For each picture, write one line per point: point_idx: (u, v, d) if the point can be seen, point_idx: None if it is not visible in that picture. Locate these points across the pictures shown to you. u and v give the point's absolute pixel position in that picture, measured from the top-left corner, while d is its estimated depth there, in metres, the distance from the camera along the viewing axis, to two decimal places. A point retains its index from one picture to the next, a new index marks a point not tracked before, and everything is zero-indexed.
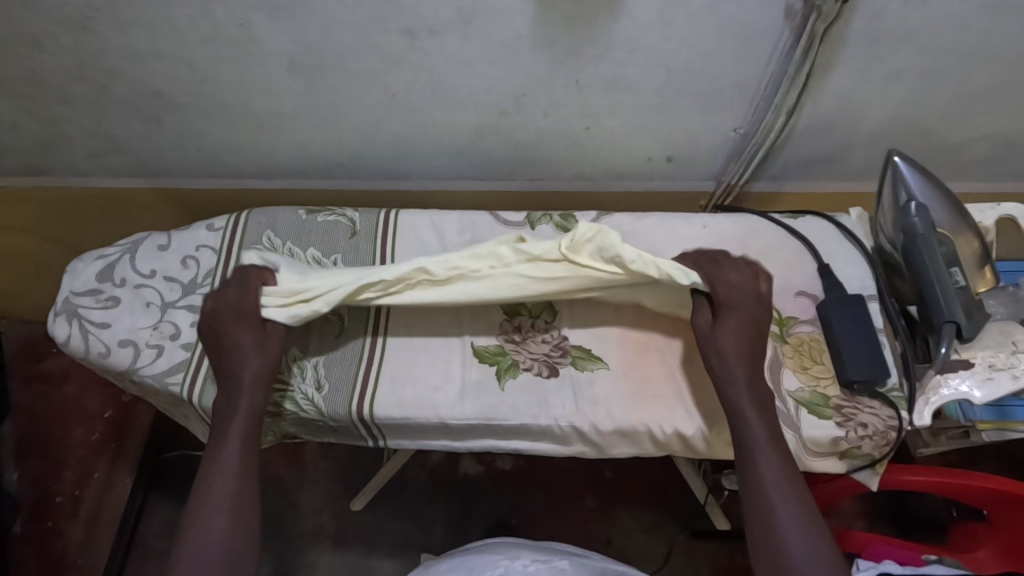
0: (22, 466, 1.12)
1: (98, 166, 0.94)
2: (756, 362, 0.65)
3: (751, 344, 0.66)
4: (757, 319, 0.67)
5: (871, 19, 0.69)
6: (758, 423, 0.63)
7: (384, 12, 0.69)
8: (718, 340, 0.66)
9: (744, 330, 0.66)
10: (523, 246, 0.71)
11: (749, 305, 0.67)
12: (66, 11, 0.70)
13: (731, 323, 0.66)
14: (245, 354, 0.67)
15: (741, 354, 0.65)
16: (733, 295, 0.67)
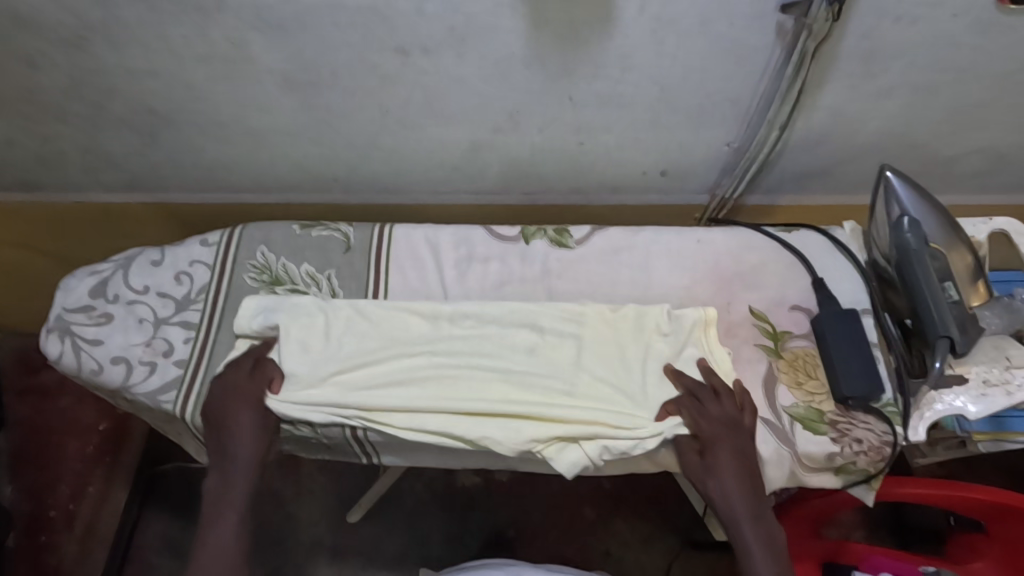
0: (16, 480, 1.12)
1: (92, 180, 0.94)
2: (747, 483, 0.67)
3: (744, 474, 0.67)
4: (747, 449, 0.68)
5: (862, 37, 0.70)
6: (757, 549, 0.65)
7: (377, 31, 0.69)
8: (711, 471, 0.67)
9: (734, 457, 0.67)
10: (516, 361, 0.74)
11: (741, 443, 0.68)
12: (60, 31, 0.70)
13: (723, 457, 0.67)
14: (243, 469, 0.69)
15: (735, 482, 0.66)
16: (719, 429, 0.68)
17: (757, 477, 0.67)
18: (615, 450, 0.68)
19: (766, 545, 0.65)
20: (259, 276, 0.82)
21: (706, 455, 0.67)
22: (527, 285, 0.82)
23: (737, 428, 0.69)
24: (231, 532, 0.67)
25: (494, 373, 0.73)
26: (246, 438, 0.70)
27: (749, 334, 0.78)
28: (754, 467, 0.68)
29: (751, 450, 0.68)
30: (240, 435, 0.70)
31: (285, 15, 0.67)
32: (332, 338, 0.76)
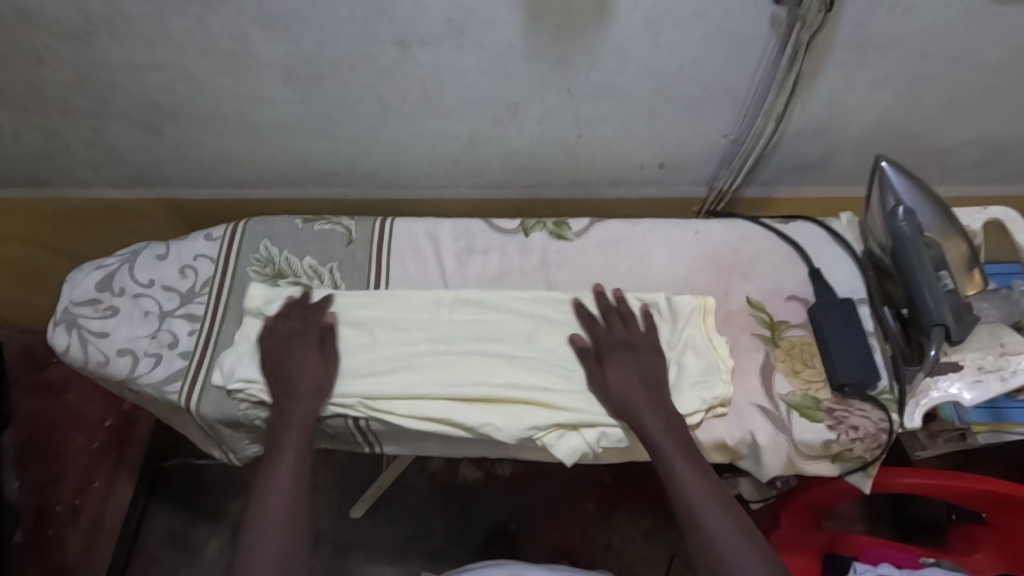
0: (23, 475, 1.13)
1: (98, 176, 0.95)
2: (657, 394, 0.70)
3: (647, 387, 0.70)
4: (648, 364, 0.72)
5: (856, 26, 0.70)
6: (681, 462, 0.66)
7: (376, 24, 0.70)
8: (609, 381, 0.71)
9: (633, 373, 0.71)
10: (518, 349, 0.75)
11: (638, 355, 0.73)
12: (66, 26, 0.71)
13: (617, 369, 0.71)
14: (307, 399, 0.70)
15: (639, 394, 0.69)
16: (617, 348, 0.73)
17: (659, 389, 0.70)
18: (613, 437, 0.70)
19: (694, 465, 0.66)
20: (263, 268, 0.84)
21: (605, 370, 0.72)
22: (526, 278, 0.83)
23: (633, 347, 0.74)
24: (290, 467, 0.68)
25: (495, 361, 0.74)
26: (308, 373, 0.72)
27: (747, 322, 0.79)
28: (659, 381, 0.71)
29: (654, 369, 0.72)
30: (308, 372, 0.72)
31: (286, 9, 0.68)
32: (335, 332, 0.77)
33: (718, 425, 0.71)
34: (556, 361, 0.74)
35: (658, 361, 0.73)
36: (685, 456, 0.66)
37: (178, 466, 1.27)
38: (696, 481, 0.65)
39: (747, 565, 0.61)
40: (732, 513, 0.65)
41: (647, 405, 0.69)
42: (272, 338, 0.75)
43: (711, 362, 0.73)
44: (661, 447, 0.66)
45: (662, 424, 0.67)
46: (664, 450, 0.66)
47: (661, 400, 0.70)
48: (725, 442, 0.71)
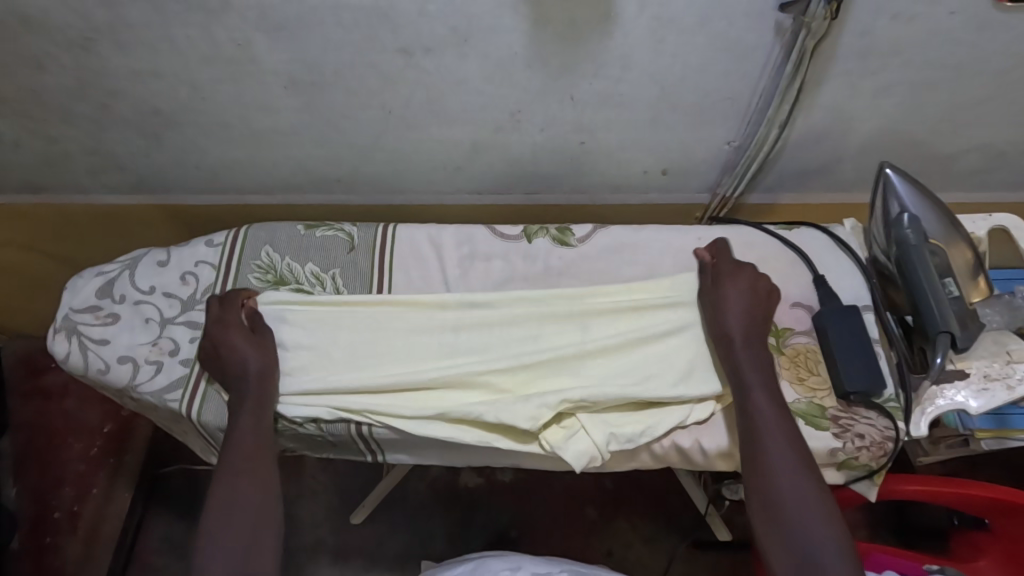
0: (20, 481, 1.12)
1: (97, 182, 0.95)
2: (755, 326, 0.72)
3: (752, 318, 0.73)
4: (761, 299, 0.75)
5: (860, 34, 0.70)
6: (758, 390, 0.68)
7: (380, 32, 0.70)
8: (718, 305, 0.74)
9: (743, 305, 0.73)
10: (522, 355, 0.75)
11: (757, 284, 0.75)
12: (67, 33, 0.71)
13: (733, 292, 0.74)
14: (256, 379, 0.71)
15: (741, 321, 0.72)
16: (736, 273, 0.76)
17: (762, 323, 0.73)
18: (622, 437, 0.70)
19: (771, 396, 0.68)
20: (264, 276, 0.83)
21: (717, 293, 0.75)
22: (529, 284, 0.83)
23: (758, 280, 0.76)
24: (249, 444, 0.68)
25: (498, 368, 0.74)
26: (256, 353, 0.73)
27: None
28: (765, 319, 0.74)
29: (766, 305, 0.75)
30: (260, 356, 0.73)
31: (289, 16, 0.68)
32: (338, 340, 0.76)
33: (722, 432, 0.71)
34: (560, 368, 0.74)
35: (771, 300, 0.75)
36: (762, 386, 0.68)
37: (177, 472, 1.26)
38: (769, 411, 0.67)
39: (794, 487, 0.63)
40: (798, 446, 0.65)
41: (742, 334, 0.71)
42: (214, 326, 0.75)
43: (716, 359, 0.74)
44: (744, 376, 0.69)
45: (750, 356, 0.70)
46: (746, 377, 0.69)
47: (755, 333, 0.72)
48: (730, 450, 0.71)
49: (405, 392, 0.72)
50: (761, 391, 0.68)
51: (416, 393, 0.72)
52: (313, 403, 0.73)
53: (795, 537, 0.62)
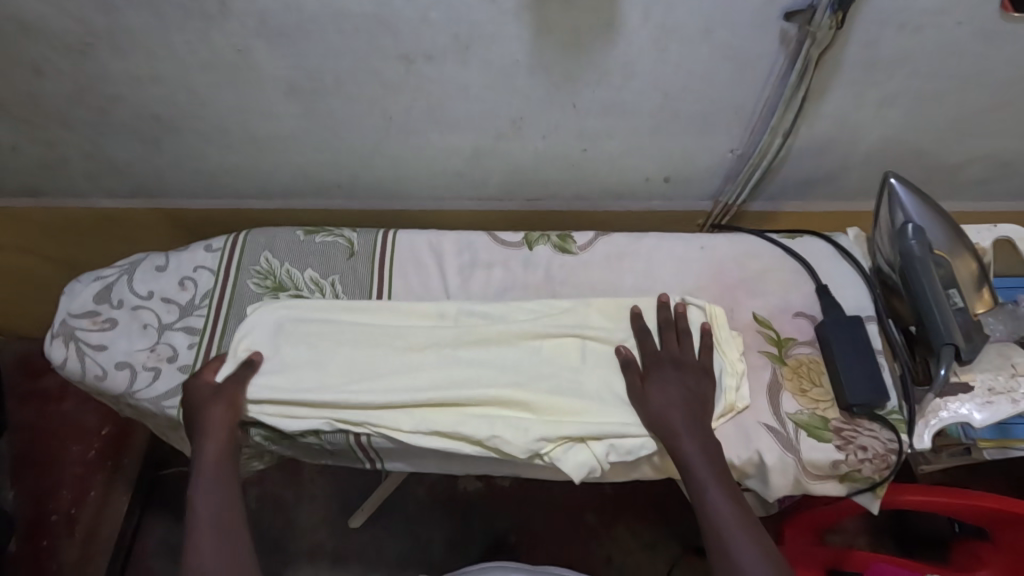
0: (17, 484, 1.12)
1: (95, 186, 0.94)
2: (691, 410, 0.69)
3: (688, 407, 0.69)
4: (691, 387, 0.71)
5: (865, 44, 0.70)
6: (709, 479, 0.64)
7: (381, 39, 0.69)
8: (649, 399, 0.70)
9: (674, 393, 0.70)
10: (522, 363, 0.74)
11: (684, 374, 0.72)
12: (66, 38, 0.70)
13: (663, 387, 0.70)
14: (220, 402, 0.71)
15: (678, 413, 0.68)
16: (662, 366, 0.72)
17: (699, 404, 0.69)
18: (619, 450, 0.69)
19: (721, 482, 0.64)
20: (263, 281, 0.82)
21: (646, 389, 0.71)
22: (531, 291, 0.82)
23: (683, 370, 0.72)
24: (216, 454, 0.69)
25: (498, 376, 0.73)
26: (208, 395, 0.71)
27: (753, 339, 0.78)
28: (703, 404, 0.70)
29: (701, 390, 0.71)
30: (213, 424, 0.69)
31: (289, 23, 0.68)
32: (338, 348, 0.76)
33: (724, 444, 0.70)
34: (563, 377, 0.73)
35: (704, 384, 0.71)
36: (718, 478, 0.65)
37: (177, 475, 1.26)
38: (725, 503, 0.64)
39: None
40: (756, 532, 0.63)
41: (684, 420, 0.68)
42: (195, 386, 0.72)
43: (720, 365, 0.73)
44: (692, 463, 0.65)
45: (697, 447, 0.66)
46: (697, 472, 0.65)
47: (693, 418, 0.68)
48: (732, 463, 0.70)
49: (404, 400, 0.71)
50: (715, 483, 0.64)
51: (415, 401, 0.72)
52: (313, 411, 0.72)
53: None
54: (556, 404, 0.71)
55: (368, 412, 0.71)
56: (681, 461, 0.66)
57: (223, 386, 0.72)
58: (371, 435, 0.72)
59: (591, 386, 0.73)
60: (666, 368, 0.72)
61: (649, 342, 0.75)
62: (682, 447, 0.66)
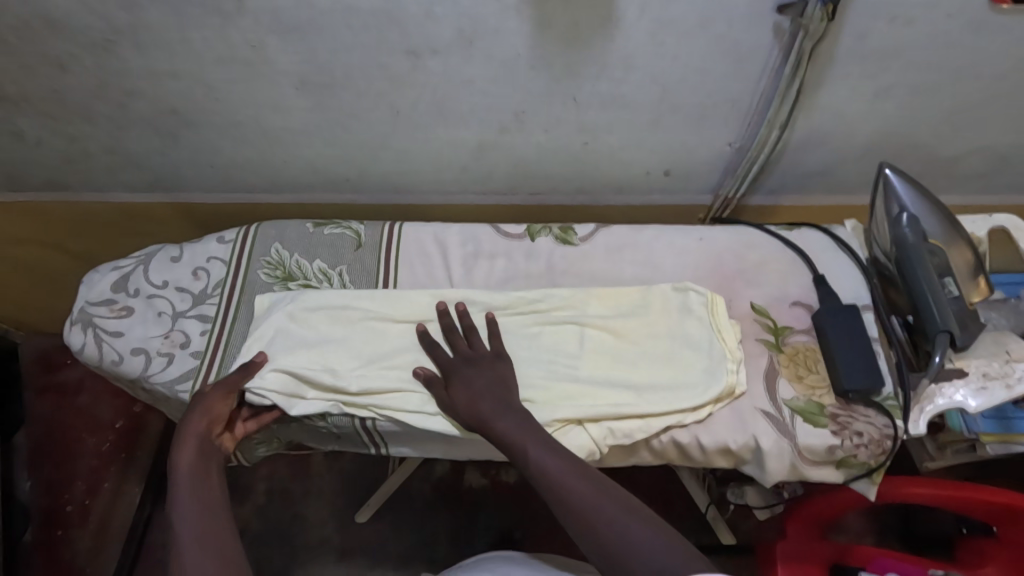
0: (34, 475, 1.16)
1: (114, 180, 0.98)
2: (500, 398, 0.70)
3: (494, 395, 0.70)
4: (498, 376, 0.72)
5: (857, 37, 0.71)
6: (534, 447, 0.66)
7: (388, 34, 0.72)
8: (456, 403, 0.70)
9: (478, 386, 0.71)
10: (523, 351, 0.76)
11: (478, 369, 0.73)
12: (90, 35, 0.74)
13: (471, 383, 0.71)
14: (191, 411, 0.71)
15: (486, 403, 0.70)
16: (458, 368, 0.73)
17: (507, 390, 0.71)
18: (618, 433, 0.71)
19: (553, 453, 0.66)
20: (273, 271, 0.85)
21: (450, 388, 0.72)
22: (533, 280, 0.84)
23: (476, 361, 0.74)
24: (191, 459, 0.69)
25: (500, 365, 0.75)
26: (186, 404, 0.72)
27: (751, 328, 0.79)
28: (507, 385, 0.71)
29: (499, 374, 0.72)
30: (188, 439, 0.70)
31: (300, 19, 0.70)
32: (348, 336, 0.78)
33: (722, 430, 0.72)
34: (563, 362, 0.75)
35: (505, 367, 0.73)
36: (546, 447, 0.66)
37: None
38: (562, 470, 0.64)
39: (631, 530, 0.61)
40: (600, 487, 0.64)
41: (493, 407, 0.69)
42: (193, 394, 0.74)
43: (718, 352, 0.75)
44: (512, 436, 0.67)
45: (513, 423, 0.68)
46: (519, 445, 0.66)
47: (506, 401, 0.70)
48: (729, 447, 0.71)
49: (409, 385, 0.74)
50: (569, 470, 0.65)
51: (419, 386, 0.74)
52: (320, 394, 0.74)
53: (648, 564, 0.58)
54: (557, 390, 0.73)
55: (373, 397, 0.74)
56: (505, 442, 0.67)
57: (199, 398, 0.72)
58: (376, 419, 0.74)
59: (588, 372, 0.75)
60: (457, 368, 0.73)
61: (439, 350, 0.75)
62: (500, 432, 0.67)
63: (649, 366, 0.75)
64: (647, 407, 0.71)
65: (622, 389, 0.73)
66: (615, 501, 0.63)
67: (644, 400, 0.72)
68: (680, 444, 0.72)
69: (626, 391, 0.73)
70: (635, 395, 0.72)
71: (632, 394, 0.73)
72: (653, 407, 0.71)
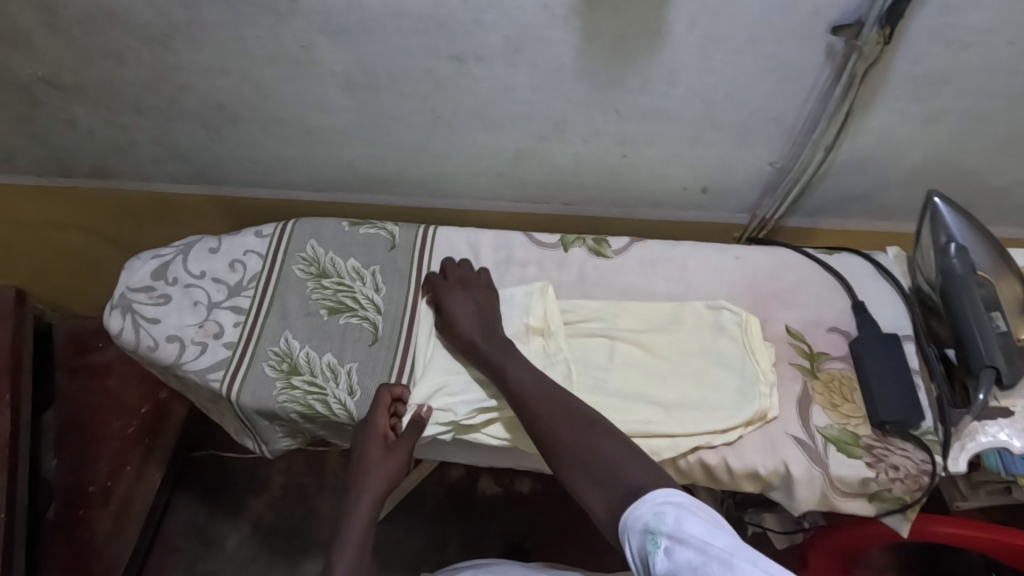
0: (60, 453, 1.19)
1: (159, 171, 1.00)
2: (484, 324, 0.75)
3: (478, 317, 0.76)
4: (486, 301, 0.78)
5: (910, 61, 0.70)
6: (523, 376, 0.69)
7: (436, 39, 0.72)
8: (447, 324, 0.77)
9: (464, 305, 0.77)
10: (553, 356, 0.76)
11: (472, 292, 0.79)
12: (148, 30, 0.76)
13: (457, 303, 0.77)
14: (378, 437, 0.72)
15: (465, 326, 0.75)
16: (453, 289, 0.79)
17: (490, 316, 0.76)
18: (646, 449, 0.69)
19: (540, 381, 0.68)
20: (308, 267, 0.86)
21: (443, 311, 0.78)
22: (563, 290, 0.84)
23: (469, 285, 0.80)
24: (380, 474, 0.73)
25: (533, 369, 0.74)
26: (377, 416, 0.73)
27: (785, 352, 0.78)
28: (488, 310, 0.77)
29: (486, 301, 0.78)
30: (374, 459, 0.72)
31: (352, 21, 0.72)
32: (384, 338, 0.80)
33: (752, 454, 0.70)
34: (589, 374, 0.75)
35: (491, 296, 0.79)
36: (527, 374, 0.69)
37: (209, 455, 1.30)
38: (541, 396, 0.67)
39: (596, 444, 0.62)
40: (578, 414, 0.65)
41: (478, 327, 0.75)
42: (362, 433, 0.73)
43: (751, 373, 0.74)
44: (493, 360, 0.71)
45: (491, 344, 0.73)
46: (510, 375, 0.69)
47: (490, 333, 0.74)
48: (758, 473, 0.70)
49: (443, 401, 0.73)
50: (551, 400, 0.67)
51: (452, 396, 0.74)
52: (351, 391, 0.76)
53: (612, 469, 0.59)
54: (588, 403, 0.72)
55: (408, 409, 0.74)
56: (486, 361, 0.72)
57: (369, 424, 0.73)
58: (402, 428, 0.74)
59: (613, 384, 0.74)
60: (473, 283, 0.81)
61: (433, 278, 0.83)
62: (487, 349, 0.73)
63: (679, 384, 0.74)
64: (676, 426, 0.70)
65: (651, 404, 0.72)
66: (584, 422, 0.64)
67: (673, 418, 0.71)
68: (705, 467, 0.71)
69: (655, 407, 0.72)
70: (664, 412, 0.71)
71: (661, 412, 0.71)
72: (683, 426, 0.70)
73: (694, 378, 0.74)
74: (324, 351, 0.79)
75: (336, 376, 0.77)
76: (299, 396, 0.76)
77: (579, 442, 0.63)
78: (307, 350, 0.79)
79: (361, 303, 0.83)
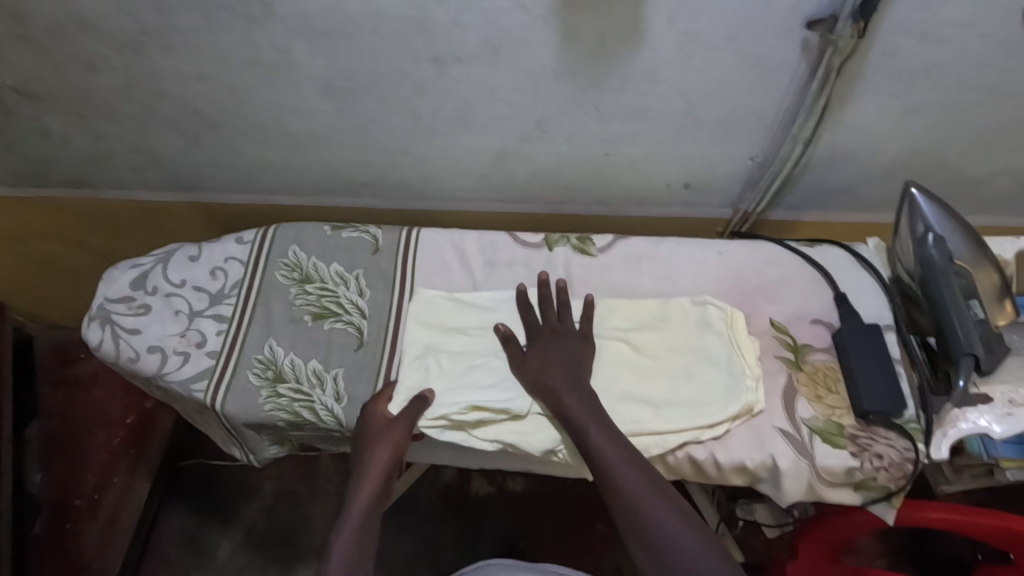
0: (45, 467, 1.17)
1: (137, 179, 0.99)
2: (573, 378, 0.71)
3: (568, 370, 0.72)
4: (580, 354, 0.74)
5: (886, 55, 0.70)
6: (603, 440, 0.66)
7: (415, 41, 0.72)
8: (529, 368, 0.73)
9: (557, 357, 0.74)
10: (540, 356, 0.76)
11: (565, 342, 0.75)
12: (120, 36, 0.74)
13: (551, 356, 0.74)
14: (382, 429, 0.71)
15: (553, 374, 0.72)
16: (541, 336, 0.76)
17: (581, 372, 0.73)
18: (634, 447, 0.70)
19: (622, 447, 0.66)
20: (290, 273, 0.85)
21: (528, 354, 0.75)
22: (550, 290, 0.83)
23: (561, 334, 0.76)
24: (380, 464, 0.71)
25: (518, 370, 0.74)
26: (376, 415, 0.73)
27: (769, 345, 0.78)
28: (580, 364, 0.74)
29: (580, 354, 0.75)
30: (376, 436, 0.71)
31: (329, 24, 0.71)
32: (369, 343, 0.79)
33: (740, 447, 0.70)
34: None
35: (587, 350, 0.75)
36: (610, 438, 0.67)
37: (197, 465, 1.28)
38: (623, 464, 0.65)
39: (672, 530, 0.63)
40: (658, 490, 0.65)
41: (563, 378, 0.71)
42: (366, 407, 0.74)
43: (737, 367, 0.74)
44: (577, 417, 0.68)
45: (577, 400, 0.69)
46: (590, 435, 0.67)
47: (579, 386, 0.71)
48: (746, 466, 0.70)
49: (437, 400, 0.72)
50: (630, 470, 0.65)
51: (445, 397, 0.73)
52: (338, 398, 0.76)
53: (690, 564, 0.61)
54: None
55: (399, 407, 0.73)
56: (568, 417, 0.69)
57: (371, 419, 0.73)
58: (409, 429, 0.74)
59: (600, 382, 0.74)
60: (568, 334, 0.76)
61: (529, 314, 0.78)
62: (570, 404, 0.69)
63: (667, 381, 0.74)
64: (664, 424, 0.70)
65: (639, 402, 0.72)
66: (666, 499, 0.64)
67: (662, 416, 0.71)
68: (693, 462, 0.72)
69: (643, 405, 0.72)
70: (652, 410, 0.72)
71: (649, 410, 0.72)
72: (672, 424, 0.70)
73: (682, 374, 0.75)
74: (311, 358, 0.78)
75: (322, 383, 0.77)
76: (285, 404, 0.75)
77: (656, 523, 0.63)
78: (292, 357, 0.78)
79: (346, 308, 0.82)
